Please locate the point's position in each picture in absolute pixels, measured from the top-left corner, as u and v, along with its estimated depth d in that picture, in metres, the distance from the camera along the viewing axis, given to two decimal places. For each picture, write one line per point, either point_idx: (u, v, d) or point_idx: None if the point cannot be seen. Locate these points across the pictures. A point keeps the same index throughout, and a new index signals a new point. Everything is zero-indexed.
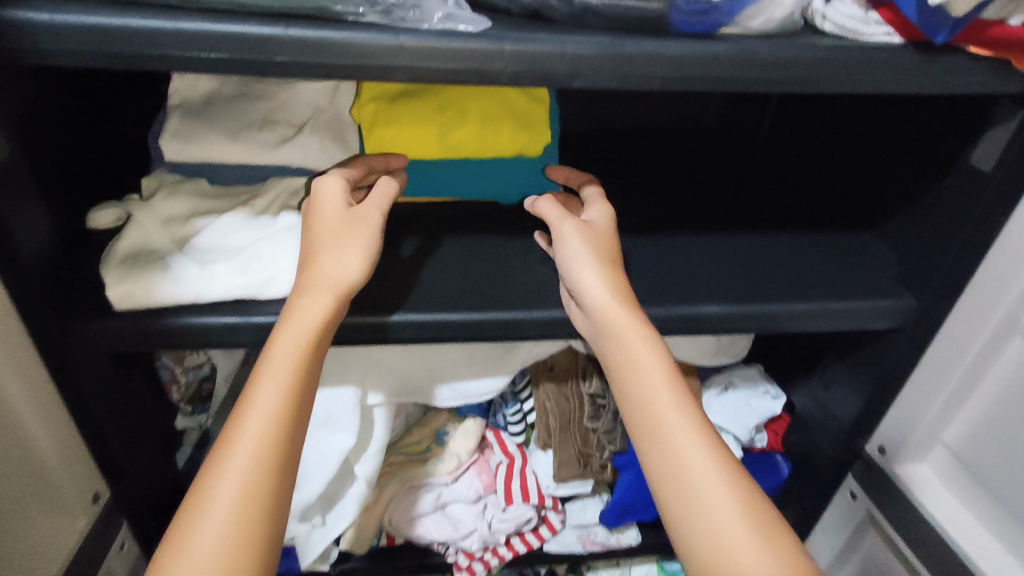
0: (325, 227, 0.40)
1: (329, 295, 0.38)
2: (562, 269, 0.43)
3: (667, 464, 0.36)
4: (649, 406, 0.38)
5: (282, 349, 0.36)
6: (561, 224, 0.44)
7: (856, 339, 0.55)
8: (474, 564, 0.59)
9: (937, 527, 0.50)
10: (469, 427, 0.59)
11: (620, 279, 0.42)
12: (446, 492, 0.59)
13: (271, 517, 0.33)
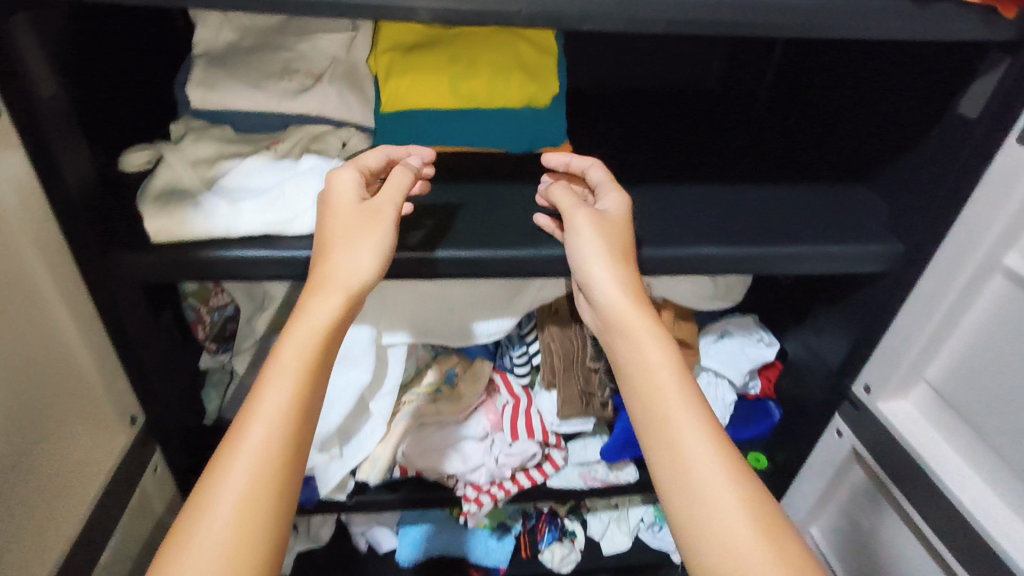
0: (341, 226, 0.42)
1: (341, 295, 0.41)
2: (575, 257, 0.45)
3: (671, 460, 0.39)
4: (652, 404, 0.41)
5: (296, 344, 0.39)
6: (574, 212, 0.46)
7: (847, 286, 0.58)
8: (481, 496, 0.63)
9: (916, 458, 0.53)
10: (478, 370, 0.63)
11: (630, 275, 0.44)
12: (456, 430, 0.62)
13: (285, 508, 0.35)
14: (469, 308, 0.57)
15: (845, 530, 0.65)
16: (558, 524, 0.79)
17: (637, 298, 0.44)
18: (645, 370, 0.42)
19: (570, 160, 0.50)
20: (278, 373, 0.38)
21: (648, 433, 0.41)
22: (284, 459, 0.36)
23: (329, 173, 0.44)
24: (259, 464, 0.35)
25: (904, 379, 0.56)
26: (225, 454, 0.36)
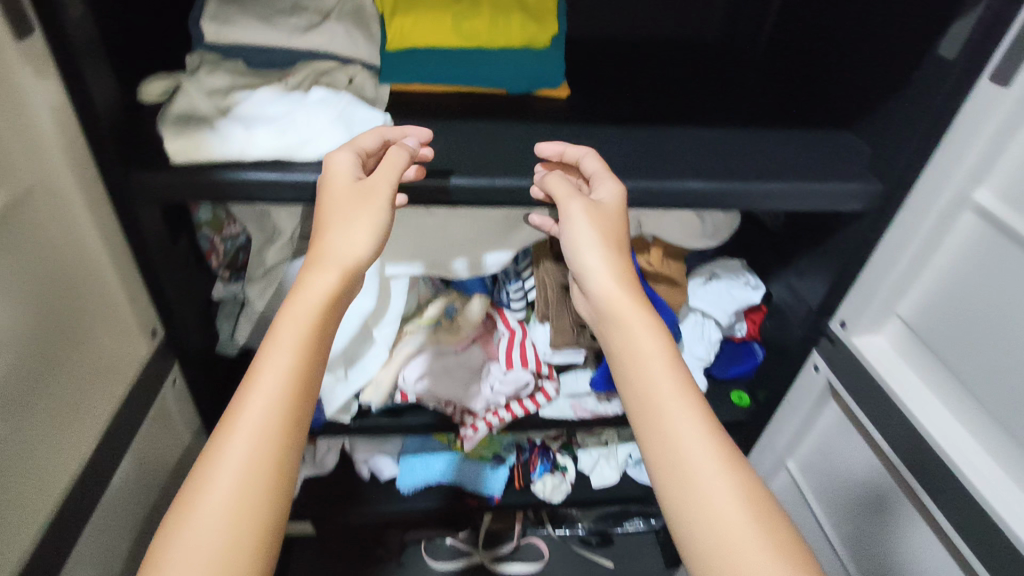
0: (336, 207, 0.45)
1: (339, 270, 0.44)
2: (570, 247, 0.50)
3: (661, 440, 0.43)
4: (643, 386, 0.45)
5: (296, 317, 0.42)
6: (568, 202, 0.48)
7: (829, 228, 0.60)
8: (478, 422, 0.67)
9: (885, 387, 0.57)
10: (475, 304, 0.65)
11: (620, 264, 0.49)
12: (455, 360, 0.66)
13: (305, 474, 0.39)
14: (467, 242, 0.60)
15: (818, 458, 0.69)
16: (549, 457, 0.84)
17: (631, 290, 0.48)
18: (639, 357, 0.46)
19: (565, 149, 0.51)
20: (275, 347, 0.40)
21: (640, 413, 0.45)
22: (292, 425, 0.39)
23: (328, 154, 0.46)
24: (262, 427, 0.38)
25: (878, 315, 0.59)
26: (232, 414, 0.39)
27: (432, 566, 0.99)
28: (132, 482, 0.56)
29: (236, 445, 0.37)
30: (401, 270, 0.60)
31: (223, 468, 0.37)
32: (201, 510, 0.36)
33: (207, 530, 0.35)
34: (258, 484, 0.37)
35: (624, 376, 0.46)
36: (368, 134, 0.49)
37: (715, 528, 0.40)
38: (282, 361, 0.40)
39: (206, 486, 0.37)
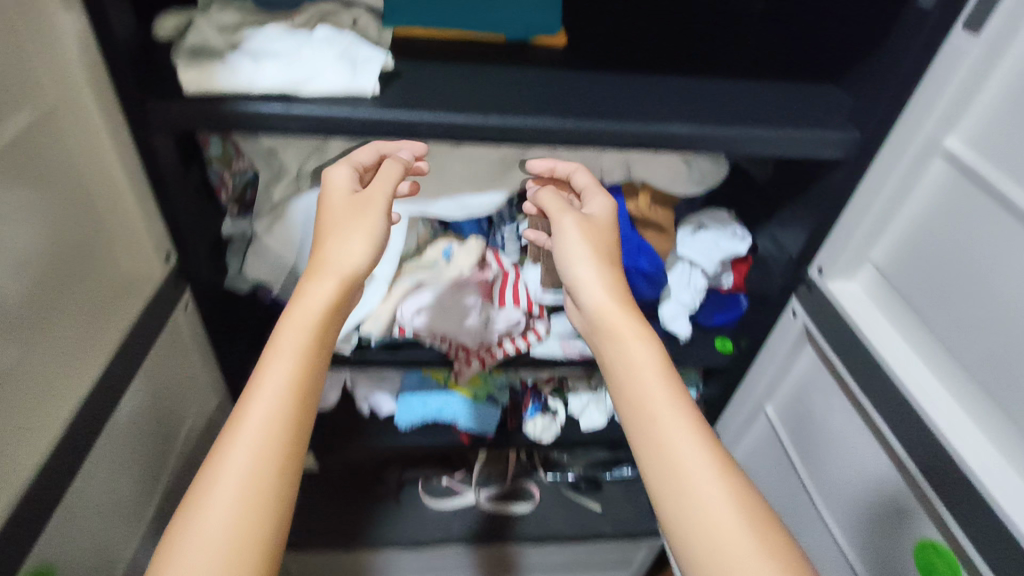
0: (339, 217, 0.51)
1: (336, 278, 0.48)
2: (559, 259, 0.54)
3: (650, 441, 0.45)
4: (631, 390, 0.47)
5: (295, 325, 0.45)
6: (559, 215, 0.55)
7: (811, 178, 0.63)
8: (472, 358, 0.71)
9: (853, 326, 0.60)
10: (471, 246, 0.70)
11: (611, 278, 0.52)
12: (450, 297, 0.68)
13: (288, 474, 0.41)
14: (464, 183, 0.63)
15: (794, 398, 0.73)
16: (541, 399, 0.87)
17: (620, 301, 0.50)
18: (628, 363, 0.48)
19: (554, 165, 0.59)
20: (279, 352, 0.44)
21: (632, 423, 0.47)
22: (290, 431, 0.42)
23: (327, 170, 0.54)
24: (267, 426, 0.41)
25: (853, 260, 0.62)
26: (233, 422, 0.42)
27: (427, 504, 1.05)
28: (147, 398, 0.61)
29: (242, 442, 0.41)
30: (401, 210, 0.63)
31: (232, 462, 0.40)
32: (210, 503, 0.39)
33: (215, 524, 0.38)
34: (263, 478, 0.40)
35: (615, 384, 0.49)
36: (364, 150, 0.57)
37: (702, 526, 0.42)
38: (274, 368, 0.43)
39: (209, 488, 0.39)
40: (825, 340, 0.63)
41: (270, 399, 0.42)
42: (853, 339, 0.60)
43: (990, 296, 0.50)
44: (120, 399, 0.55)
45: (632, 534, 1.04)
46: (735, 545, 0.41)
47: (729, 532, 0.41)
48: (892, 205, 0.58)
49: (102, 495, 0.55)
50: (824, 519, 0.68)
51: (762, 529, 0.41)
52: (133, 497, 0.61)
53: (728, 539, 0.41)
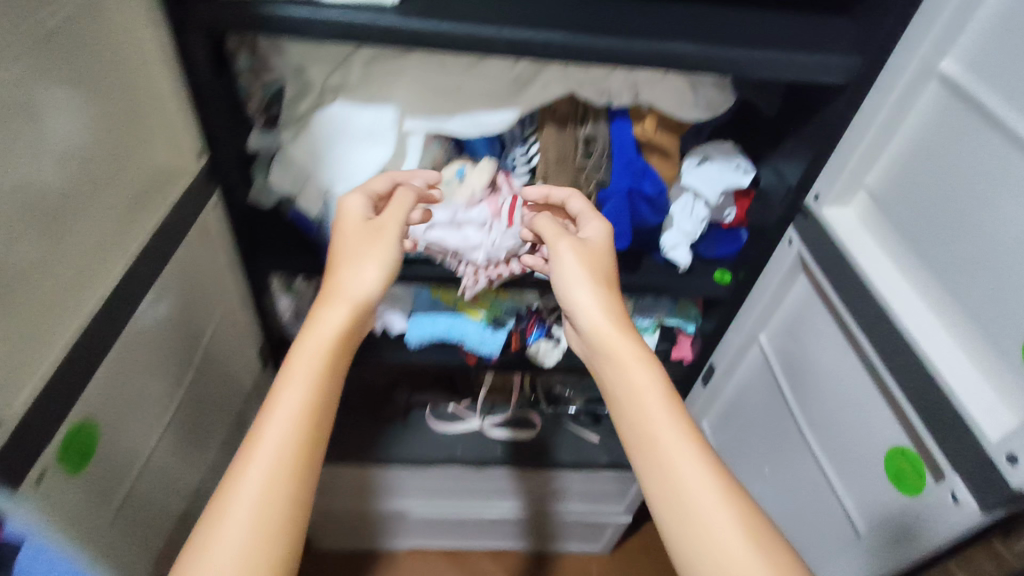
0: (354, 246, 0.58)
1: (348, 304, 0.54)
2: (558, 287, 0.60)
3: (654, 462, 0.50)
4: (631, 409, 0.53)
5: (307, 350, 0.51)
6: (558, 243, 0.62)
7: (815, 108, 0.65)
8: (480, 275, 0.75)
9: (839, 243, 0.64)
10: (484, 166, 0.73)
11: (606, 306, 0.58)
12: (460, 215, 0.72)
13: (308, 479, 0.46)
14: (478, 100, 0.67)
15: (785, 323, 0.77)
16: (544, 325, 0.93)
17: (617, 325, 0.57)
18: (629, 384, 0.54)
19: (550, 191, 0.67)
20: (295, 374, 0.49)
21: (638, 446, 0.52)
22: (312, 440, 0.47)
23: (342, 199, 0.62)
24: (287, 431, 0.46)
25: (848, 186, 0.66)
26: (255, 433, 0.46)
27: (433, 429, 1.10)
28: (178, 292, 0.65)
29: (265, 451, 0.45)
30: (418, 124, 0.67)
31: (253, 470, 0.44)
32: (234, 508, 0.43)
33: (239, 524, 0.42)
34: (290, 480, 0.45)
35: (617, 404, 0.54)
36: (380, 178, 0.64)
37: (703, 530, 0.46)
38: (291, 386, 0.48)
39: (238, 491, 0.44)
40: (810, 256, 0.67)
41: (290, 411, 0.47)
42: (837, 254, 0.64)
43: (965, 205, 0.53)
44: (138, 307, 0.57)
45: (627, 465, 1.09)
46: (734, 542, 0.45)
47: (728, 532, 0.46)
48: (886, 128, 0.61)
49: (127, 390, 0.58)
50: (815, 455, 0.70)
51: (754, 528, 0.46)
52: (159, 395, 0.65)
53: (728, 537, 0.46)
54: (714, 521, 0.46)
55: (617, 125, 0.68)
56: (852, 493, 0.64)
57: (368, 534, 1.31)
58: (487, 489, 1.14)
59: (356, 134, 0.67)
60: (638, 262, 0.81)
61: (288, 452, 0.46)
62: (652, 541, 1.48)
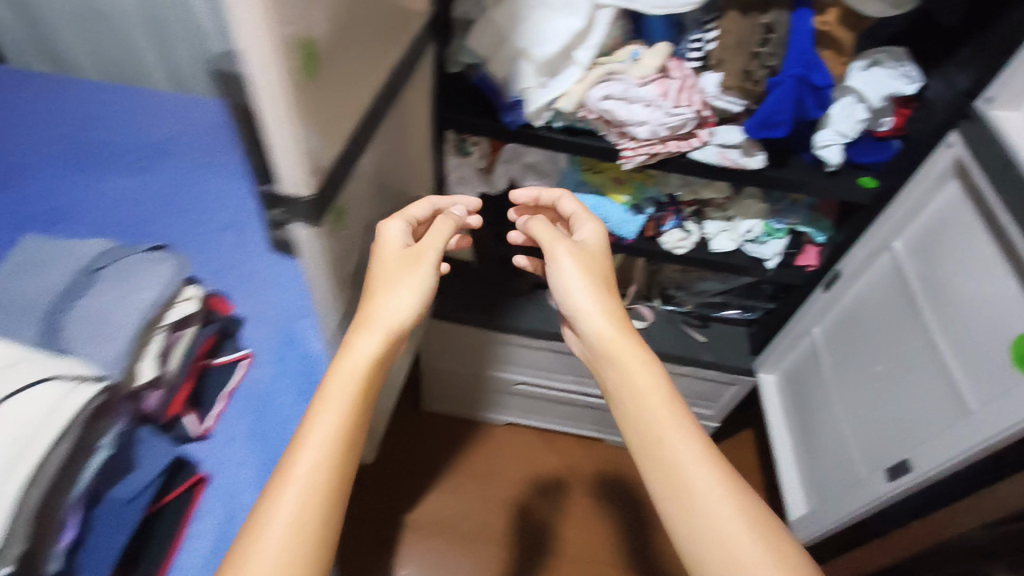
0: (392, 271, 0.66)
1: (383, 331, 0.62)
2: (567, 299, 0.70)
3: (664, 470, 0.60)
4: (638, 414, 0.63)
5: (344, 373, 0.58)
6: (556, 249, 0.72)
7: (1002, 12, 0.67)
8: (637, 151, 0.82)
9: (1005, 145, 0.67)
10: (660, 49, 0.79)
11: (614, 315, 0.69)
12: (633, 91, 0.79)
13: (341, 481, 0.54)
14: None
15: (925, 229, 0.81)
16: (680, 218, 1.00)
17: (622, 330, 0.67)
18: (634, 386, 0.64)
19: (540, 194, 0.83)
20: (330, 404, 0.56)
21: (646, 449, 0.62)
22: (348, 442, 0.56)
23: (385, 222, 0.70)
24: (324, 449, 0.54)
25: (1021, 90, 0.68)
26: (294, 448, 0.54)
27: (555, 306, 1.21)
28: (398, 129, 0.78)
29: (303, 466, 0.53)
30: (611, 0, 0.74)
31: (291, 487, 0.52)
32: (278, 515, 0.51)
33: (280, 532, 0.50)
34: (327, 484, 0.53)
35: (623, 404, 0.65)
36: (420, 205, 0.74)
37: (707, 520, 0.57)
38: (327, 405, 0.56)
39: (280, 500, 0.51)
40: (972, 157, 0.70)
41: (323, 424, 0.55)
42: (1001, 157, 0.66)
43: None
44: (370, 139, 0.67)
45: (730, 367, 1.17)
46: (736, 537, 0.55)
47: (727, 522, 0.56)
48: None
49: (358, 201, 0.71)
50: (943, 361, 0.73)
51: (748, 514, 0.57)
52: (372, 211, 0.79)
53: (731, 533, 0.55)
54: (713, 511, 0.57)
55: (798, 15, 0.72)
56: (973, 383, 0.69)
57: (476, 402, 1.47)
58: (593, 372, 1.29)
59: (553, 5, 0.74)
60: (786, 158, 0.86)
61: (318, 461, 0.53)
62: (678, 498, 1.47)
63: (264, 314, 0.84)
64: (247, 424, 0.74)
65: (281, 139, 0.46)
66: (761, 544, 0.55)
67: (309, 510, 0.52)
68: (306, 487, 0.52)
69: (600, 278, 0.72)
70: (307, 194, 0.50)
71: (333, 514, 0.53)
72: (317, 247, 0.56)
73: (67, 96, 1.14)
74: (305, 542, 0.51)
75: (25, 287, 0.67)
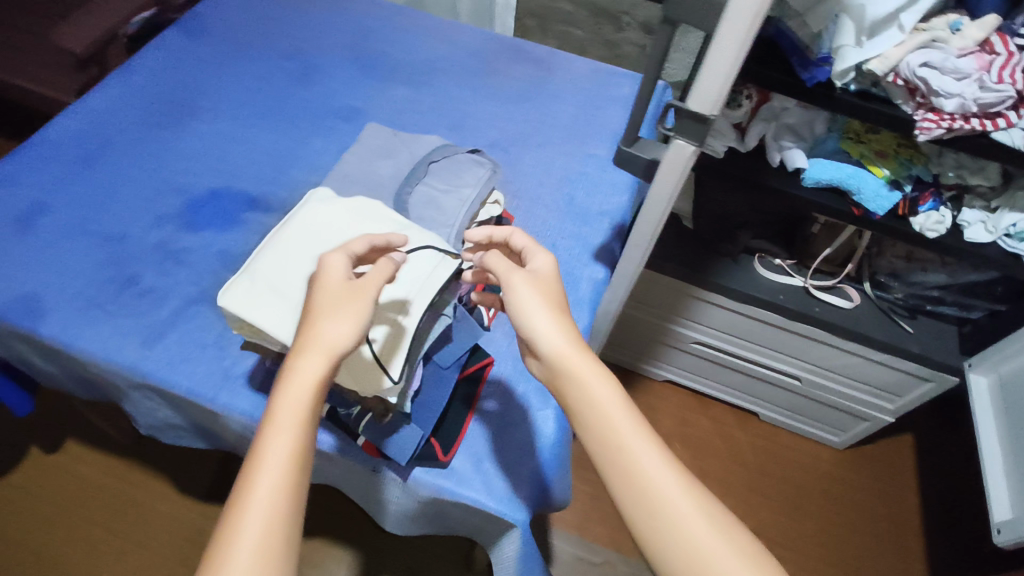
0: (330, 301, 0.54)
1: (326, 355, 0.52)
2: (528, 325, 0.59)
3: (629, 484, 0.54)
4: (596, 426, 0.56)
5: (289, 403, 0.51)
6: (512, 275, 0.61)
7: None
8: (938, 123, 0.81)
9: None
10: (988, 21, 0.79)
11: (569, 328, 0.59)
12: (952, 61, 0.77)
13: (291, 517, 0.48)
14: None
15: None
16: (939, 199, 0.98)
17: (579, 347, 0.58)
18: (590, 396, 0.56)
19: (493, 232, 0.68)
20: (280, 422, 0.50)
21: (603, 454, 0.55)
22: (296, 475, 0.49)
23: (324, 256, 0.57)
24: (275, 487, 0.48)
25: None
26: (238, 497, 0.48)
27: (761, 273, 1.21)
28: None
29: (260, 495, 0.48)
30: None
31: (241, 536, 0.46)
32: (233, 560, 0.45)
33: (247, 556, 0.45)
34: (283, 522, 0.48)
35: (583, 422, 0.57)
36: (360, 239, 0.59)
37: (674, 529, 0.52)
38: (269, 445, 0.49)
39: (227, 555, 0.46)
40: None
41: (267, 461, 0.49)
42: None
43: None
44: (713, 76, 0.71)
45: (937, 364, 1.15)
46: (714, 548, 0.51)
47: (702, 534, 0.52)
48: None
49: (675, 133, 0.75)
50: None
51: (710, 512, 0.53)
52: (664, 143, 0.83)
53: (705, 546, 0.51)
54: (680, 520, 0.52)
55: None
56: None
57: (643, 355, 1.51)
58: (777, 342, 1.29)
59: None
60: None
61: (269, 500, 0.48)
62: None
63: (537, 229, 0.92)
64: None
65: (723, 56, 0.50)
66: (740, 556, 0.51)
67: (263, 556, 0.46)
68: (247, 535, 0.46)
69: (556, 305, 0.61)
70: (713, 112, 0.54)
71: (288, 550, 0.48)
72: (685, 170, 0.60)
73: (359, 4, 1.22)
74: (272, 563, 0.46)
75: (377, 167, 0.77)
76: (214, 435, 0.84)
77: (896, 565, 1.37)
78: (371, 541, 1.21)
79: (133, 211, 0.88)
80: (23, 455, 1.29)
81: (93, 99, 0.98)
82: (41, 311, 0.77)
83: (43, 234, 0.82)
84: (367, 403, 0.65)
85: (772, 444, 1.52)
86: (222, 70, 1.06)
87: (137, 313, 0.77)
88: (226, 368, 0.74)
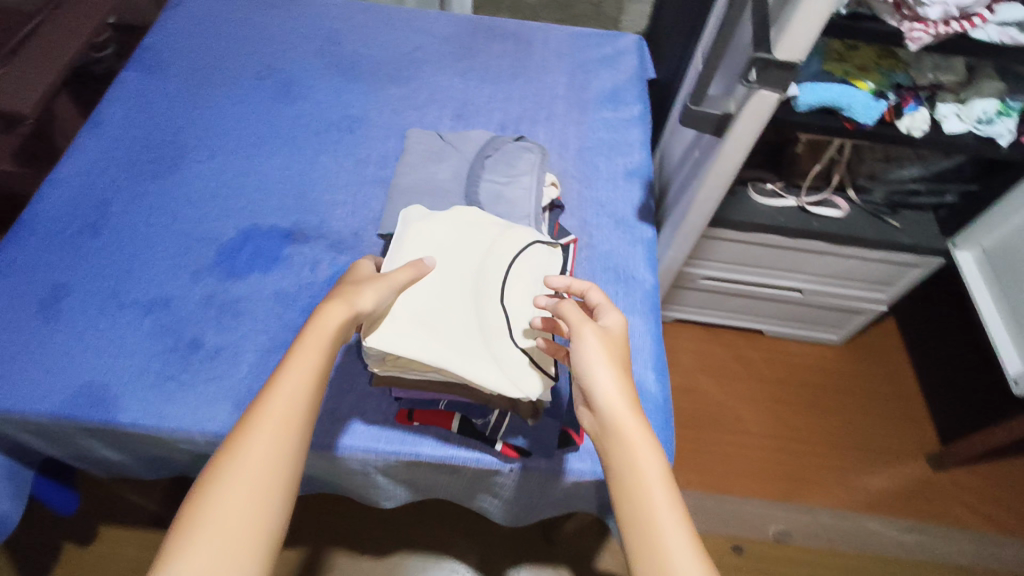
0: (359, 278, 0.60)
1: (348, 306, 0.56)
2: (587, 375, 0.55)
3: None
4: (632, 501, 0.50)
5: (311, 337, 0.53)
6: (582, 325, 0.57)
7: None
8: (926, 30, 0.86)
9: None
10: None
11: (628, 386, 0.55)
12: None
13: (299, 437, 0.50)
14: None
15: None
16: (918, 100, 1.06)
17: (634, 409, 0.53)
18: (633, 465, 0.51)
19: (572, 283, 0.63)
20: (306, 345, 0.53)
21: (635, 535, 0.49)
22: (308, 400, 0.51)
23: (357, 262, 0.64)
24: (289, 404, 0.50)
25: None
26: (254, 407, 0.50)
27: (757, 200, 1.27)
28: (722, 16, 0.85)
29: (272, 412, 0.49)
30: None
31: (251, 436, 0.48)
32: (241, 458, 0.47)
33: (264, 441, 0.48)
34: (291, 440, 0.49)
35: (619, 489, 0.51)
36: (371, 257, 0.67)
37: None
38: (289, 373, 0.51)
39: (235, 451, 0.47)
40: None
41: (287, 383, 0.51)
42: None
43: None
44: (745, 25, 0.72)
45: (928, 249, 1.25)
46: None
47: None
48: None
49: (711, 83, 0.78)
50: None
51: None
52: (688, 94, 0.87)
53: None
54: None
55: None
56: None
57: None
58: (777, 262, 1.38)
59: None
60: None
61: (283, 417, 0.49)
62: (709, 454, 1.45)
63: (576, 202, 0.93)
64: (603, 277, 0.85)
65: (814, 7, 0.54)
66: None
67: (269, 456, 0.48)
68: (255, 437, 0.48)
69: (621, 364, 0.56)
70: (801, 60, 0.58)
71: (292, 465, 0.49)
72: (768, 115, 0.64)
73: (314, 6, 1.15)
74: (284, 461, 0.48)
75: (436, 171, 0.78)
76: (316, 476, 0.81)
77: (910, 435, 1.51)
78: (449, 544, 1.20)
79: (164, 271, 0.80)
80: (55, 556, 1.19)
81: (70, 164, 0.89)
82: (107, 402, 0.70)
83: (83, 314, 0.76)
84: (527, 404, 0.67)
85: (779, 357, 1.63)
86: (196, 104, 0.98)
87: (217, 376, 0.73)
88: (332, 408, 0.71)
